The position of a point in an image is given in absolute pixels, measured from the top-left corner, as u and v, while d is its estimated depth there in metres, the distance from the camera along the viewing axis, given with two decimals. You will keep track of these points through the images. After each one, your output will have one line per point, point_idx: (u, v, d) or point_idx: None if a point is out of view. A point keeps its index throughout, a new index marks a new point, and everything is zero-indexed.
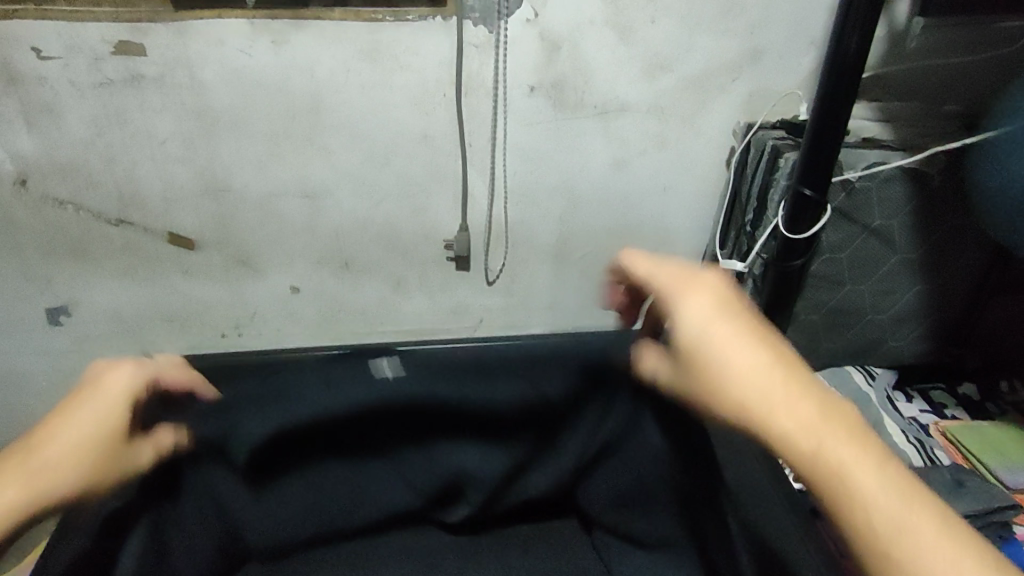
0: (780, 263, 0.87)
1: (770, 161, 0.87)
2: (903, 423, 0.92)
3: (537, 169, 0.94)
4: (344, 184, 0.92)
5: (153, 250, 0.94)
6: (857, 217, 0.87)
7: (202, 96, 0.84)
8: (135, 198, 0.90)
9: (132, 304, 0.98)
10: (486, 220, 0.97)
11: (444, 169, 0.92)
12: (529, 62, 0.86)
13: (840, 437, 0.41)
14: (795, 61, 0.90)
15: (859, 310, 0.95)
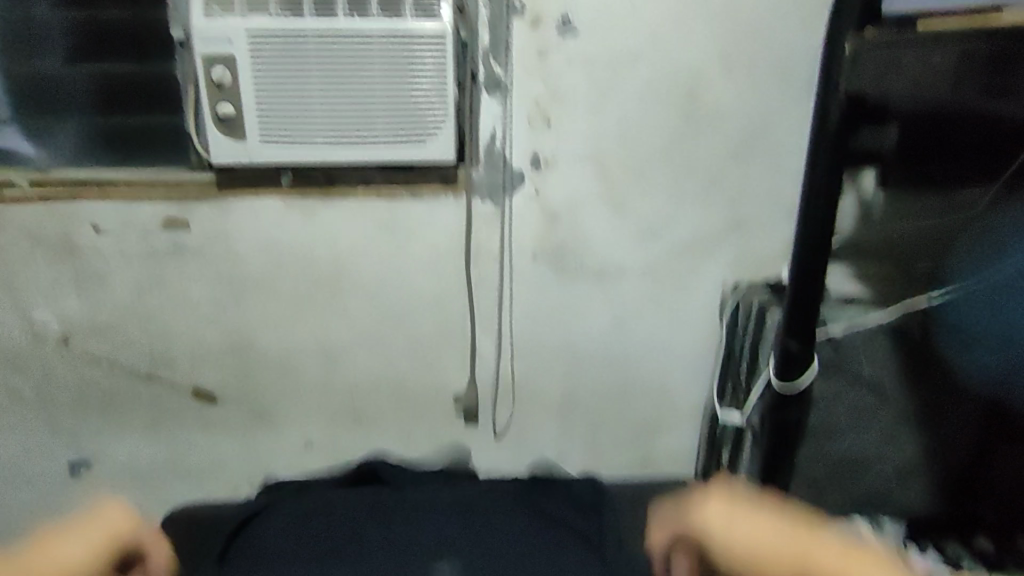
0: (775, 413, 0.89)
1: (757, 317, 0.93)
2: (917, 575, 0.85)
3: (542, 326, 1.00)
4: (360, 342, 0.99)
5: (176, 404, 0.99)
6: (850, 366, 0.94)
7: (236, 264, 0.93)
8: (165, 354, 0.96)
9: (150, 456, 1.01)
10: (493, 375, 1.02)
11: (454, 328, 0.99)
12: (532, 233, 0.95)
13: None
14: (775, 228, 0.98)
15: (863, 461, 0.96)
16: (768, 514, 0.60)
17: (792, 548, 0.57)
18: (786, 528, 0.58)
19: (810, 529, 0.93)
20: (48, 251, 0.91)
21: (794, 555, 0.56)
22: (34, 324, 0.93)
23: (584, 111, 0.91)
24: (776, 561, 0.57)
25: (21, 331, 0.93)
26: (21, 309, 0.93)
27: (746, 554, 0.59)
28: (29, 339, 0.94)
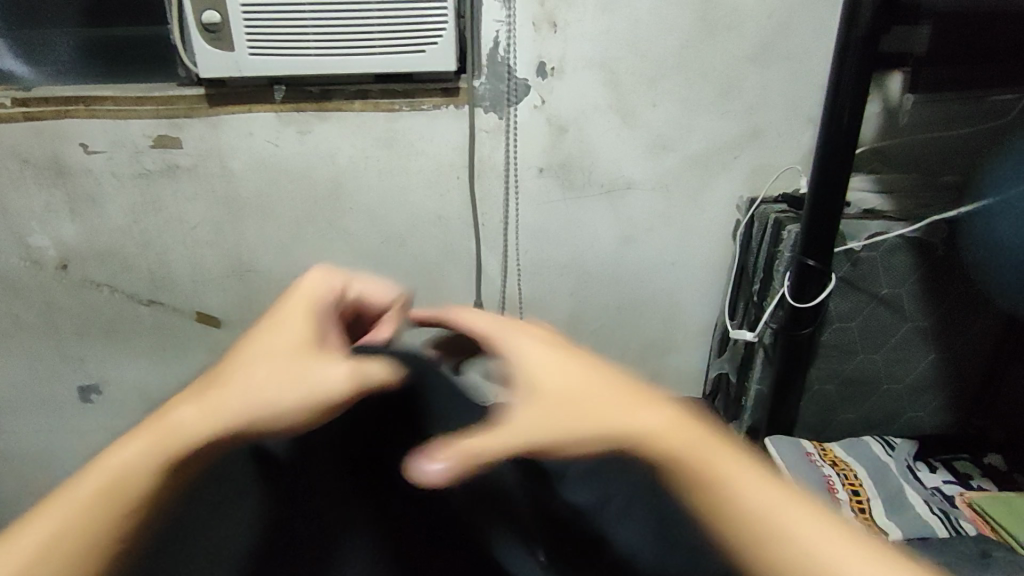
0: (788, 331, 0.87)
1: (773, 233, 0.89)
2: (926, 493, 0.87)
3: (549, 245, 0.97)
4: (364, 264, 0.96)
5: (179, 329, 0.97)
6: (864, 287, 0.88)
7: (232, 184, 0.90)
8: (164, 279, 0.94)
9: (159, 381, 1.00)
10: (500, 296, 0.99)
11: (458, 248, 0.96)
12: (538, 146, 0.91)
13: (815, 522, 0.38)
14: (794, 138, 0.94)
15: (876, 379, 0.94)
16: (630, 403, 0.41)
17: (772, 497, 0.39)
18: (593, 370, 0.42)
19: (818, 446, 0.92)
20: (39, 172, 0.87)
21: (676, 437, 0.40)
22: (30, 250, 0.91)
23: (592, 13, 0.85)
24: (632, 427, 0.40)
25: (17, 256, 0.91)
26: (16, 233, 0.90)
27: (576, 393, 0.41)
28: (27, 265, 0.92)
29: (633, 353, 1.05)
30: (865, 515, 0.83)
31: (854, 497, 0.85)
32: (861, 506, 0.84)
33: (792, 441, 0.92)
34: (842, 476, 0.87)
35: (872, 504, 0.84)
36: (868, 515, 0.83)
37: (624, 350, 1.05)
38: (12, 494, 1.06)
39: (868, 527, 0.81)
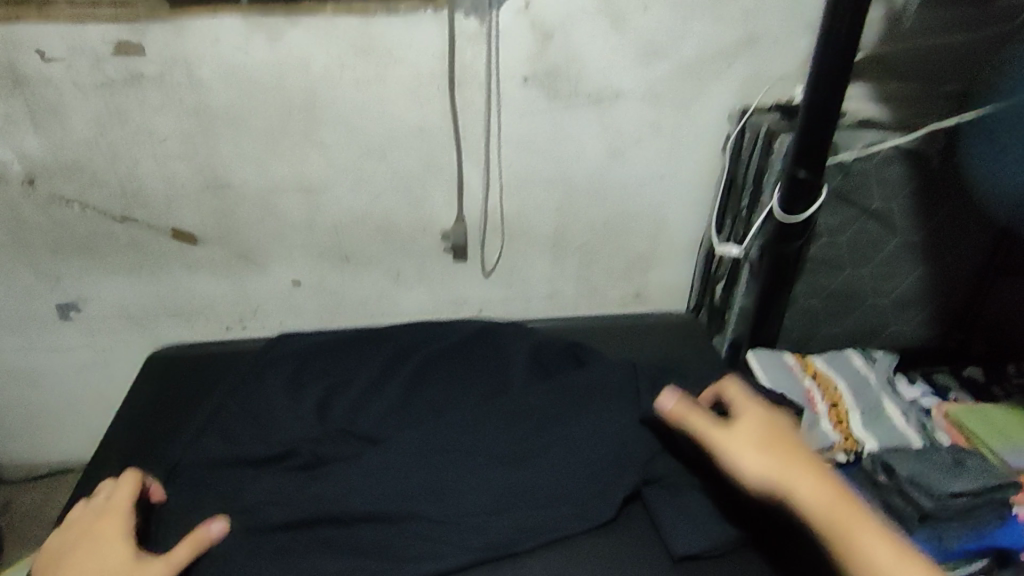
0: (775, 246, 0.87)
1: (765, 144, 0.86)
2: (905, 405, 0.88)
3: (533, 159, 0.93)
4: (341, 178, 0.92)
5: (155, 245, 0.95)
6: (855, 201, 0.87)
7: (201, 93, 0.85)
8: (136, 194, 0.91)
9: (138, 298, 0.98)
10: (483, 211, 0.96)
11: (440, 162, 0.92)
12: (521, 52, 0.86)
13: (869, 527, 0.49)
14: (791, 44, 0.89)
15: (861, 294, 0.94)
16: (803, 474, 0.53)
17: (890, 551, 0.48)
18: (778, 450, 0.55)
19: (799, 358, 0.93)
20: None
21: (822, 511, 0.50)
22: None
23: None
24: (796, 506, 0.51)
25: None
26: None
27: (767, 480, 0.53)
28: None
29: (618, 270, 1.03)
30: (843, 426, 0.84)
31: (833, 409, 0.86)
32: (839, 418, 0.85)
33: (774, 354, 0.93)
34: (822, 389, 0.88)
35: (849, 415, 0.86)
36: (845, 426, 0.84)
37: (610, 267, 1.03)
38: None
39: (846, 438, 0.83)
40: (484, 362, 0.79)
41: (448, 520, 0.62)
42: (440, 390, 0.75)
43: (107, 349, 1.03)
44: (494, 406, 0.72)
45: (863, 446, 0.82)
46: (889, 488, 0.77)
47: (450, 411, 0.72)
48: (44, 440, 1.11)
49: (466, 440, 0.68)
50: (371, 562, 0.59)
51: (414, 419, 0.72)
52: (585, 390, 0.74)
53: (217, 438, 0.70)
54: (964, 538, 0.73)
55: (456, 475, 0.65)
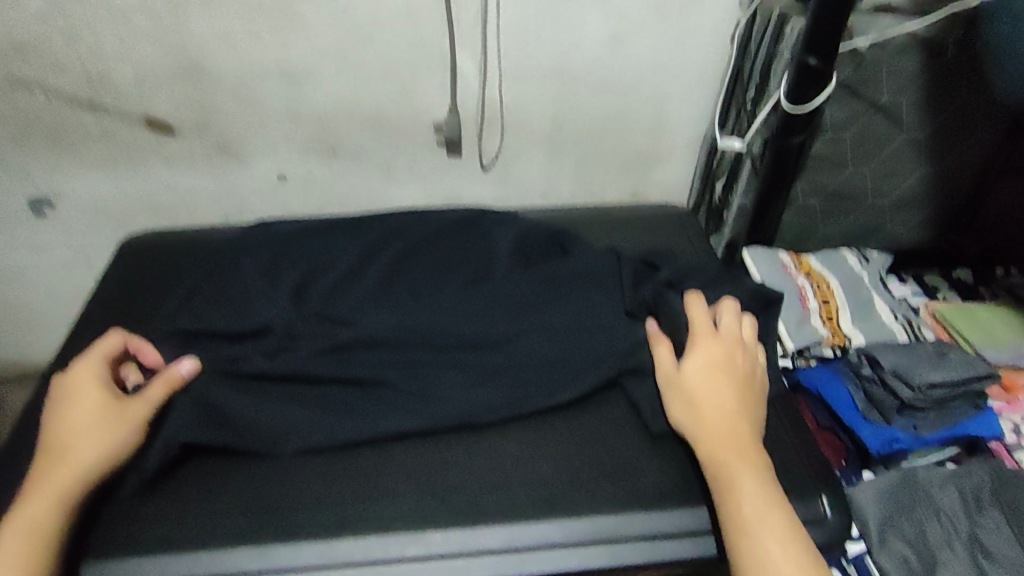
0: (778, 140, 0.84)
1: (776, 30, 0.81)
2: (894, 303, 0.89)
3: (531, 44, 0.87)
4: (325, 63, 0.86)
5: (130, 137, 0.89)
6: (864, 93, 0.83)
7: None
8: (103, 79, 0.84)
9: (115, 194, 0.94)
10: (478, 102, 0.91)
11: (432, 46, 0.86)
12: None
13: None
14: None
15: (861, 193, 0.93)
16: (732, 460, 0.59)
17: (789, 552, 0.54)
18: (719, 438, 0.60)
19: (795, 256, 0.93)
20: None
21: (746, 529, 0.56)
22: None
23: None
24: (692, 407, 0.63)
25: None
26: None
27: (684, 421, 0.63)
28: None
29: (615, 168, 1.00)
30: (833, 323, 0.86)
31: (824, 306, 0.87)
32: (829, 315, 0.87)
33: (769, 252, 0.92)
34: (814, 287, 0.89)
35: (839, 312, 0.87)
36: (835, 322, 0.86)
37: (607, 165, 1.00)
38: None
39: (834, 334, 0.85)
40: (466, 250, 0.77)
41: (420, 390, 0.65)
42: (427, 280, 0.74)
43: (88, 248, 0.99)
44: (488, 293, 0.71)
45: (850, 341, 0.84)
46: (872, 380, 0.78)
47: (444, 297, 0.71)
48: (32, 340, 1.10)
49: (457, 323, 0.68)
50: (348, 425, 0.63)
51: (403, 303, 0.70)
52: (582, 281, 0.72)
53: (197, 322, 0.68)
54: (939, 429, 0.75)
55: (429, 353, 0.67)
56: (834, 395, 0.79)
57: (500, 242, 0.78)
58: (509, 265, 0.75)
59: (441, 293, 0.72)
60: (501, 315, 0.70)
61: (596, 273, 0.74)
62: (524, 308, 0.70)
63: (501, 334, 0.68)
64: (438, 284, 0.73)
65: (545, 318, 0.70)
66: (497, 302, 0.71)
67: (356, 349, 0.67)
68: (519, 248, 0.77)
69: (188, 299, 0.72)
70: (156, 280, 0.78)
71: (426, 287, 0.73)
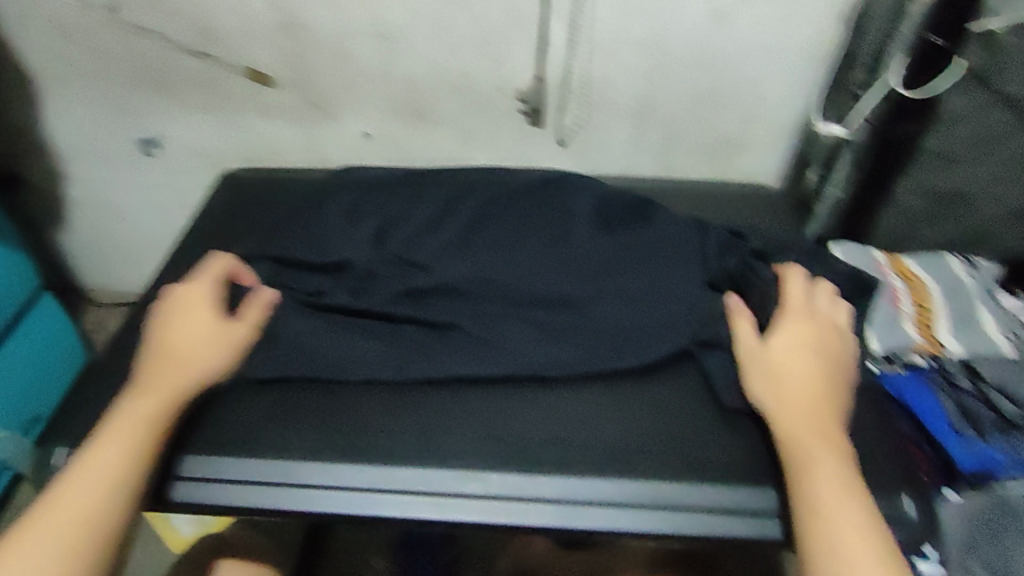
0: (887, 126, 0.78)
1: (898, 8, 0.74)
2: (1002, 315, 0.80)
3: (627, 16, 0.84)
4: (417, 25, 0.86)
5: (231, 86, 0.94)
6: (991, 83, 0.75)
7: None
8: (211, 28, 0.88)
9: (214, 140, 0.99)
10: (564, 72, 0.89)
11: (523, 13, 0.84)
12: None
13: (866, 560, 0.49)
14: None
15: (974, 194, 0.85)
16: (811, 434, 0.55)
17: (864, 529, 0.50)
18: (803, 406, 0.57)
19: (891, 256, 0.85)
20: None
21: (827, 505, 0.51)
22: None
23: None
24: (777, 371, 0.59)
25: None
26: None
27: (761, 389, 0.58)
28: (73, 5, 0.87)
29: (701, 150, 0.97)
30: (927, 330, 0.78)
31: (919, 311, 0.79)
32: (924, 321, 0.79)
33: (864, 249, 0.85)
34: (910, 290, 0.81)
35: (937, 319, 0.79)
36: (930, 329, 0.78)
37: (693, 145, 0.96)
38: (91, 236, 1.13)
39: (928, 341, 0.77)
40: (552, 204, 0.74)
41: (489, 339, 0.64)
42: (503, 229, 0.72)
43: (186, 189, 1.05)
44: (568, 254, 0.69)
45: (946, 350, 0.76)
46: (969, 392, 0.72)
47: (513, 250, 0.69)
48: (131, 270, 1.18)
49: (534, 281, 0.67)
50: (412, 364, 0.63)
51: (474, 253, 0.69)
52: (656, 252, 0.69)
53: (274, 257, 0.71)
54: None
55: (501, 305, 0.66)
56: (924, 403, 0.71)
57: (582, 202, 0.74)
58: (596, 230, 0.71)
59: (515, 241, 0.70)
60: (575, 274, 0.67)
61: (673, 245, 0.69)
62: (603, 270, 0.68)
63: (578, 302, 0.66)
64: (517, 238, 0.70)
65: (618, 286, 0.66)
66: (577, 266, 0.68)
67: (431, 295, 0.67)
68: (596, 203, 0.74)
69: (274, 234, 0.74)
70: (241, 217, 0.82)
71: (506, 237, 0.71)
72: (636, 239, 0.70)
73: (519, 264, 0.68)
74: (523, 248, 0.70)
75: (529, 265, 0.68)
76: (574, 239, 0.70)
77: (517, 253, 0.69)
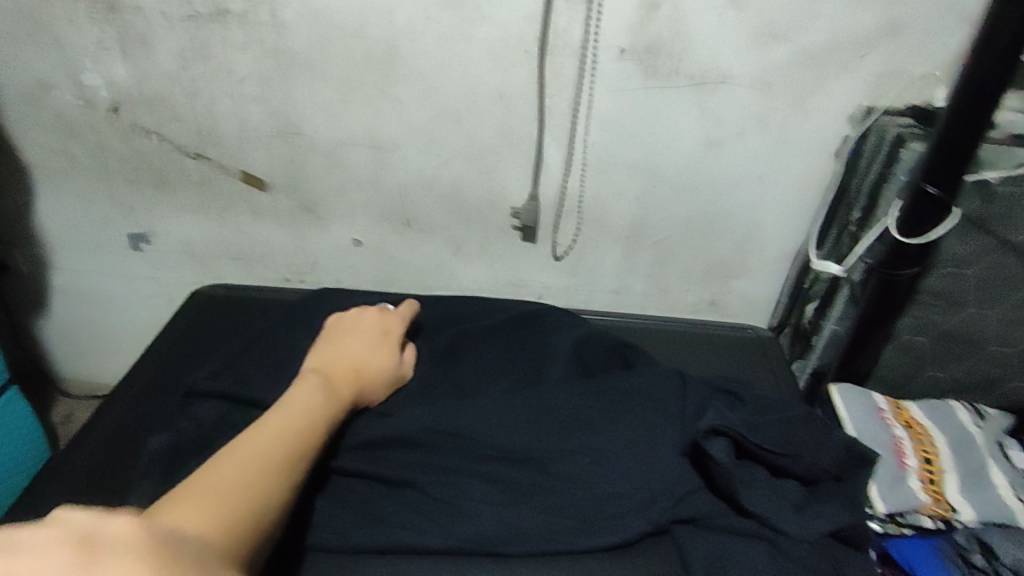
0: (885, 269, 0.75)
1: (891, 152, 0.76)
2: (1015, 476, 0.75)
3: (620, 141, 0.85)
4: (414, 139, 0.87)
5: (226, 188, 0.94)
6: (993, 230, 0.74)
7: (282, 36, 0.82)
8: (211, 133, 0.90)
9: (205, 238, 0.99)
10: (557, 191, 0.89)
11: (519, 133, 0.86)
12: (623, 21, 0.77)
13: None
14: (938, 40, 0.76)
15: (981, 339, 0.81)
16: None
17: None
18: None
19: (893, 402, 0.81)
20: (87, 5, 0.81)
21: None
22: (83, 88, 0.87)
23: None
24: None
25: (72, 94, 0.88)
26: (68, 69, 0.86)
27: None
28: (81, 104, 0.89)
29: (696, 274, 0.94)
30: (935, 488, 0.73)
31: (926, 466, 0.75)
32: (932, 478, 0.74)
33: (862, 392, 0.81)
34: (915, 442, 0.77)
35: (945, 477, 0.74)
36: (939, 488, 0.73)
37: (687, 269, 0.94)
38: (71, 324, 1.11)
39: (937, 502, 0.72)
40: (527, 355, 0.76)
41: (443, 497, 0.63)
42: (479, 377, 0.73)
43: (172, 283, 1.04)
44: (536, 404, 0.68)
45: (957, 513, 0.71)
46: (984, 569, 0.67)
47: (483, 399, 0.69)
48: (107, 361, 1.15)
49: (496, 434, 0.65)
50: (379, 526, 0.61)
51: (446, 402, 0.69)
52: (617, 401, 0.68)
53: (230, 381, 0.71)
54: None
55: (467, 461, 0.64)
56: None
57: (555, 353, 0.75)
58: (563, 379, 0.72)
59: (486, 393, 0.71)
60: (535, 422, 0.66)
61: (636, 396, 0.68)
62: (563, 424, 0.66)
63: (533, 455, 0.64)
64: (489, 390, 0.71)
65: (578, 438, 0.65)
66: (542, 423, 0.67)
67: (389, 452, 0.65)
68: (562, 349, 0.75)
69: (237, 357, 0.75)
70: (229, 343, 0.82)
71: (479, 390, 0.72)
72: (601, 387, 0.70)
73: (484, 411, 0.67)
74: (493, 397, 0.70)
75: (494, 414, 0.67)
76: (545, 391, 0.70)
77: (488, 404, 0.68)
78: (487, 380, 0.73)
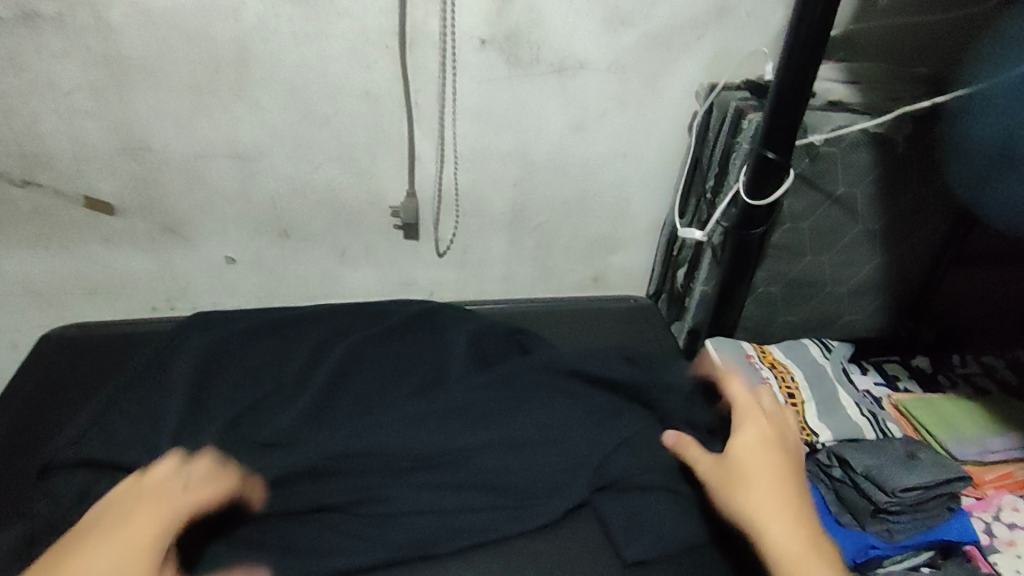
0: (739, 231, 0.83)
1: (734, 122, 0.82)
2: (858, 396, 0.88)
3: (490, 131, 0.87)
4: (279, 145, 0.83)
5: (66, 215, 0.84)
6: (819, 185, 0.84)
7: (112, 42, 0.74)
8: (41, 156, 0.80)
9: (48, 273, 0.88)
10: (434, 186, 0.89)
11: (389, 130, 0.84)
12: (480, 12, 0.78)
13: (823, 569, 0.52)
14: (762, 18, 0.84)
15: (821, 281, 0.92)
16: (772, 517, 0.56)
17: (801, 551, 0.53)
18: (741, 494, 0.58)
19: (757, 346, 0.91)
20: None
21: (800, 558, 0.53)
22: None
23: None
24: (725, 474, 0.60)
25: None
26: None
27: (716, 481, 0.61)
28: None
29: (576, 251, 0.99)
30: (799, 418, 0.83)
31: (790, 400, 0.85)
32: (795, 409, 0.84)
33: (732, 342, 0.90)
34: (779, 379, 0.86)
35: (806, 406, 0.85)
36: (801, 417, 0.84)
37: (568, 248, 0.98)
38: None
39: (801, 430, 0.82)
40: (421, 356, 0.75)
41: (360, 514, 0.61)
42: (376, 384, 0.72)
43: (13, 329, 0.92)
44: (444, 402, 0.68)
45: (817, 437, 0.82)
46: (844, 481, 0.77)
47: (390, 405, 0.68)
48: None
49: (409, 438, 0.64)
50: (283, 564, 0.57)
51: (361, 406, 0.69)
52: (515, 392, 0.70)
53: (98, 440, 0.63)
54: (915, 535, 0.73)
55: (386, 474, 0.63)
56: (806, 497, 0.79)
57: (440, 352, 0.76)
58: (458, 376, 0.72)
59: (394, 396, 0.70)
60: (444, 425, 0.66)
61: (531, 391, 0.71)
62: (469, 422, 0.67)
63: (457, 459, 0.64)
64: (389, 397, 0.70)
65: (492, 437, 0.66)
66: (445, 422, 0.66)
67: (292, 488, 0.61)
68: (460, 342, 0.76)
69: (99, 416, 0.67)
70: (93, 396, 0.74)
71: (382, 395, 0.70)
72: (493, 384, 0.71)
73: (396, 412, 0.67)
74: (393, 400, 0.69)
75: (409, 418, 0.66)
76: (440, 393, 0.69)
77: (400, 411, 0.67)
78: (383, 385, 0.72)
